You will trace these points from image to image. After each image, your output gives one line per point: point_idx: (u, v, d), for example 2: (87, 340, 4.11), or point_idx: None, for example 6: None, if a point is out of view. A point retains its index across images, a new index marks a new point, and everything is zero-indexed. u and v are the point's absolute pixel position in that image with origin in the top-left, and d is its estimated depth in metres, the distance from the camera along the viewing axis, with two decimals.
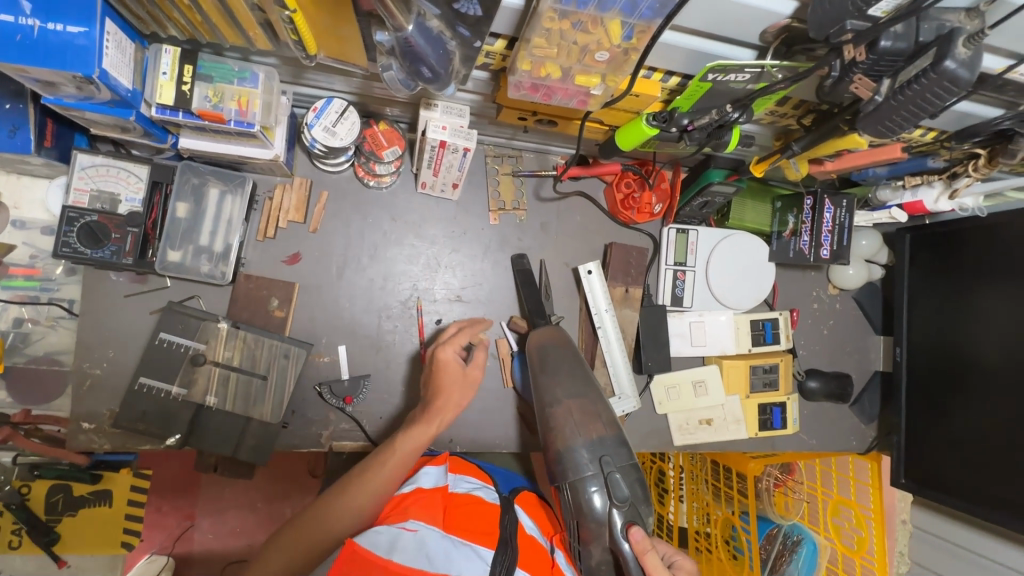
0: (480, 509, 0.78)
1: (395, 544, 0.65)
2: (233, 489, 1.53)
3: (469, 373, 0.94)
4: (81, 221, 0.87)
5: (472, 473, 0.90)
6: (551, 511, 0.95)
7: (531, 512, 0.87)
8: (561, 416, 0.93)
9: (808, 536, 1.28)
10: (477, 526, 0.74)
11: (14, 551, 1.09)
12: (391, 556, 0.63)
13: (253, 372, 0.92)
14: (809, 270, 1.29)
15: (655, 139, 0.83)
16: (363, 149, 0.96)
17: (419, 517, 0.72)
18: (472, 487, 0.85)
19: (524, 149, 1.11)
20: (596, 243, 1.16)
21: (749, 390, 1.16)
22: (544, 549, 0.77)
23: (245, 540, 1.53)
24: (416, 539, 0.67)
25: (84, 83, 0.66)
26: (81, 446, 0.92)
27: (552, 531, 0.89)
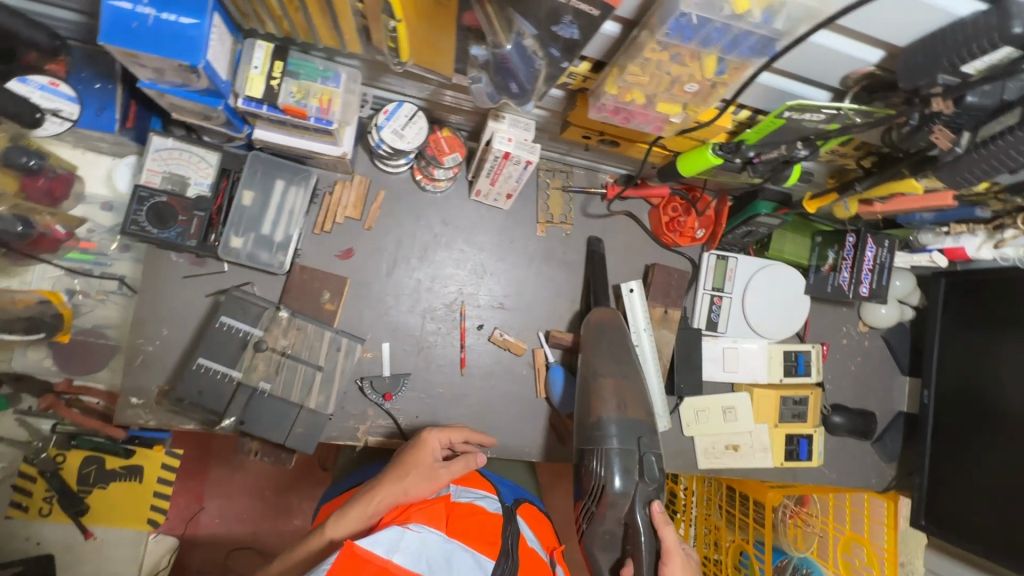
0: (483, 516, 0.75)
1: (399, 543, 0.63)
2: (244, 475, 1.54)
3: (438, 467, 0.83)
4: (151, 201, 0.90)
5: (478, 485, 0.88)
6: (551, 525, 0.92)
7: (532, 525, 0.84)
8: (604, 389, 0.94)
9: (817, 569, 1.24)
10: (482, 533, 0.71)
11: (43, 518, 1.08)
12: (393, 557, 0.60)
13: (311, 362, 0.91)
14: (841, 306, 1.30)
15: (716, 168, 0.85)
16: (424, 153, 0.99)
17: (423, 518, 0.69)
18: (475, 497, 0.81)
19: (575, 165, 1.14)
20: (637, 263, 1.18)
21: (778, 420, 1.16)
22: (544, 563, 0.74)
23: (251, 526, 1.53)
24: (423, 541, 0.64)
25: (187, 72, 0.69)
26: (127, 420, 0.93)
27: (552, 546, 0.85)
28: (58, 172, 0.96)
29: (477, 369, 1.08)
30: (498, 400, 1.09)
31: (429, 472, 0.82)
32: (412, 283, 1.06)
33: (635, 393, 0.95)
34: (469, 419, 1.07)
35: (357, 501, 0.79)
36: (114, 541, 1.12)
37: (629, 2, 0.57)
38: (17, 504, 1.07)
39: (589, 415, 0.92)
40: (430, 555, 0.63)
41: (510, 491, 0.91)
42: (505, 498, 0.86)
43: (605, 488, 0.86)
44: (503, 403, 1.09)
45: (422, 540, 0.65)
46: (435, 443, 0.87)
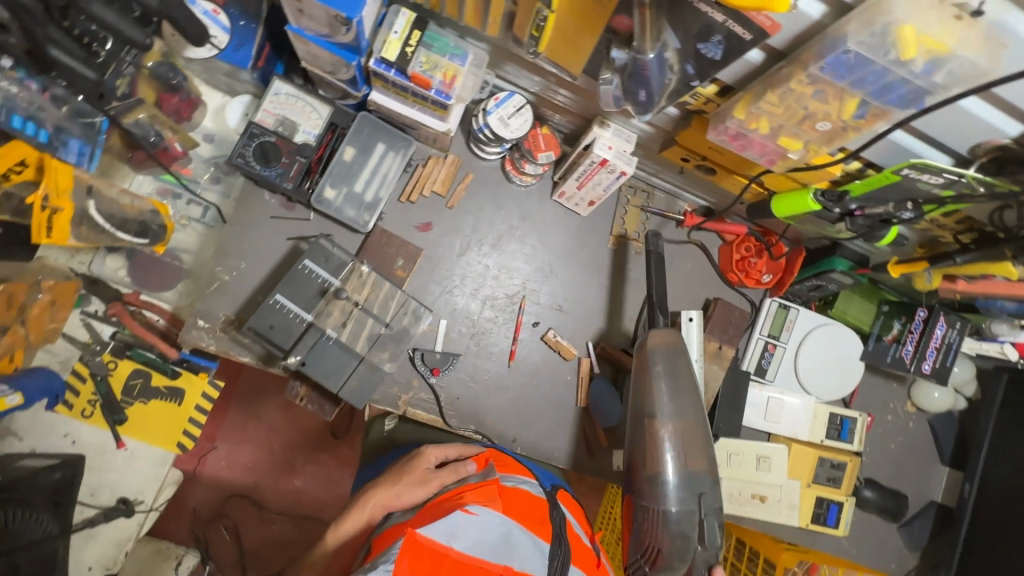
0: (531, 498, 0.74)
1: (458, 530, 0.63)
2: None
3: (430, 476, 0.81)
4: (260, 139, 0.94)
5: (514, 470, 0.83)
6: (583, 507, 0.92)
7: (572, 509, 0.83)
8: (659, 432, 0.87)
9: None
10: (531, 514, 0.71)
11: (83, 419, 1.10)
12: (453, 543, 0.61)
13: (380, 319, 0.91)
14: (892, 381, 1.28)
15: (810, 214, 0.86)
16: (521, 146, 1.01)
17: (478, 499, 0.69)
18: (519, 479, 0.79)
19: (657, 187, 1.15)
20: (698, 294, 1.18)
21: (811, 480, 1.15)
22: (588, 549, 0.74)
23: None
24: (482, 526, 0.65)
25: (340, 23, 0.75)
26: (190, 341, 0.96)
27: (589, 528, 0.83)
28: (190, 95, 1.00)
29: (524, 364, 1.09)
30: (538, 399, 1.09)
31: (415, 480, 0.81)
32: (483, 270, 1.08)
33: (699, 438, 0.87)
34: (507, 412, 1.08)
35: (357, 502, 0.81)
36: (143, 456, 1.14)
37: (785, 34, 0.58)
38: (64, 401, 1.10)
39: (645, 466, 0.85)
40: (487, 538, 0.64)
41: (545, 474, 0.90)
42: (544, 482, 0.85)
43: (660, 549, 0.84)
44: (543, 403, 1.10)
45: (481, 525, 0.65)
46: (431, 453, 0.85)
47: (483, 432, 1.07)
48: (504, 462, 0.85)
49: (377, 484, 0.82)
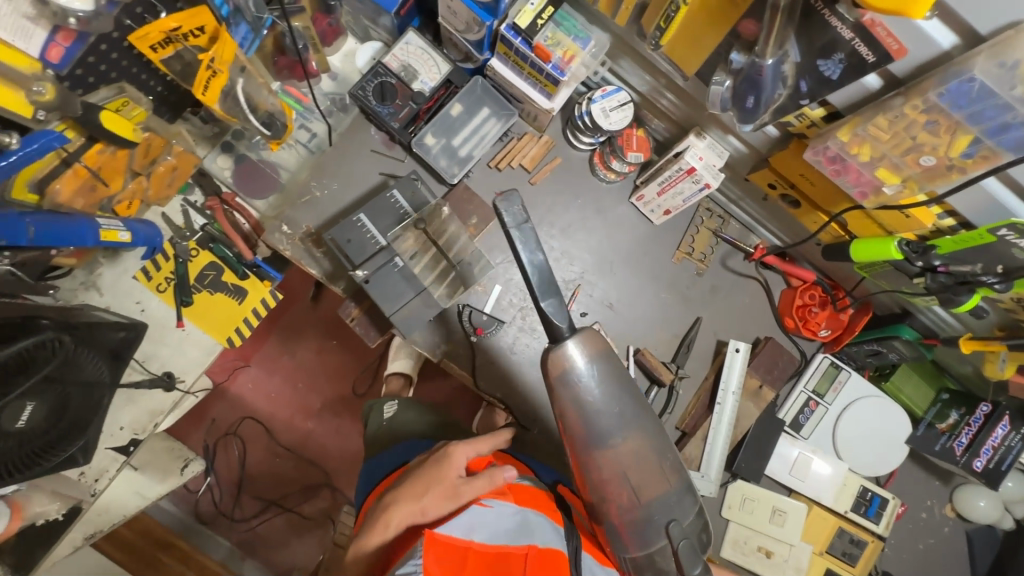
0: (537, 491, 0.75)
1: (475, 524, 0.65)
2: (291, 361, 1.73)
3: (457, 486, 0.72)
4: (382, 78, 1.02)
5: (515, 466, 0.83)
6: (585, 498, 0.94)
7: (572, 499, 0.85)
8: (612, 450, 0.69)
9: None
10: (541, 500, 0.72)
11: (156, 294, 1.19)
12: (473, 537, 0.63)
13: (444, 255, 1.00)
14: (934, 478, 1.20)
15: (889, 263, 0.84)
16: (614, 141, 1.05)
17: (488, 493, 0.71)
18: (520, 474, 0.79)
19: (734, 216, 1.15)
20: (751, 331, 1.16)
21: (824, 548, 1.09)
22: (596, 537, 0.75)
23: (272, 407, 1.72)
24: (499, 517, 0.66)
25: None
26: (270, 241, 1.03)
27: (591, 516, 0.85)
28: (337, 23, 1.05)
29: None
30: None
31: (444, 493, 0.72)
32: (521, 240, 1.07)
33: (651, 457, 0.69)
34: (534, 391, 1.10)
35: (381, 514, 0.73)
36: (195, 340, 1.22)
37: (909, 61, 0.60)
38: (145, 271, 1.19)
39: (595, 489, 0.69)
40: (504, 527, 0.65)
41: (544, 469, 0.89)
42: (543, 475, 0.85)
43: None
44: None
45: (495, 515, 0.67)
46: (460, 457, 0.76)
47: (507, 402, 1.09)
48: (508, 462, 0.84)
49: (404, 495, 0.74)
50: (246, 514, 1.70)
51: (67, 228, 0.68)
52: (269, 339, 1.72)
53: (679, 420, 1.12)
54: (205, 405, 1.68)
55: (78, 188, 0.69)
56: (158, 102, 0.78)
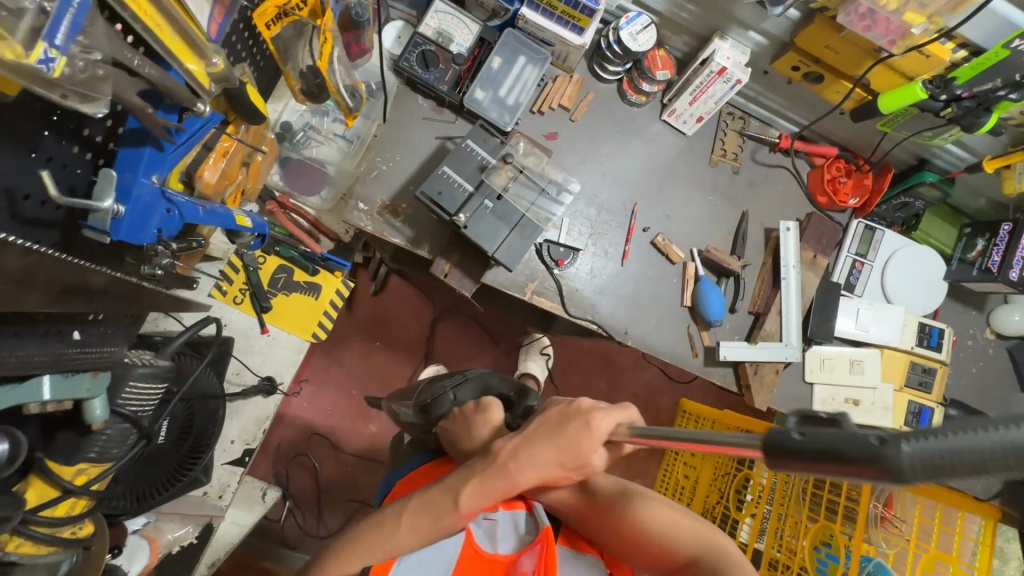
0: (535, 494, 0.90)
1: (496, 533, 0.78)
2: (340, 369, 1.78)
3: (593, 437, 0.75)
4: (422, 48, 1.09)
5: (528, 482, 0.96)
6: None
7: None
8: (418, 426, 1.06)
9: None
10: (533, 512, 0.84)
11: (234, 306, 1.21)
12: (498, 548, 0.76)
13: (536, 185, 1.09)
14: (971, 308, 1.35)
15: (914, 108, 0.97)
16: (640, 64, 1.15)
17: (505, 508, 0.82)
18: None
19: (753, 115, 1.26)
20: (792, 212, 1.27)
21: (903, 384, 1.22)
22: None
23: (331, 420, 1.76)
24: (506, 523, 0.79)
25: None
26: (351, 221, 1.08)
27: None
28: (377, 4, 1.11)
29: (636, 264, 1.19)
30: (647, 298, 1.19)
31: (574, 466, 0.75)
32: (538, 160, 1.10)
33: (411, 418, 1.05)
34: (618, 308, 1.18)
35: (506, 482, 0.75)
36: (282, 343, 1.25)
37: None
38: (219, 287, 1.19)
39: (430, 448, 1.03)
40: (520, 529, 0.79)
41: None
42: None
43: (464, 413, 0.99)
44: (652, 302, 1.19)
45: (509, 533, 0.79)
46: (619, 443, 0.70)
47: (599, 323, 1.17)
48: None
49: (527, 462, 0.75)
50: (331, 529, 1.73)
51: (219, 215, 0.74)
52: (315, 352, 1.78)
53: (751, 303, 1.23)
54: (264, 434, 1.70)
55: (221, 172, 0.73)
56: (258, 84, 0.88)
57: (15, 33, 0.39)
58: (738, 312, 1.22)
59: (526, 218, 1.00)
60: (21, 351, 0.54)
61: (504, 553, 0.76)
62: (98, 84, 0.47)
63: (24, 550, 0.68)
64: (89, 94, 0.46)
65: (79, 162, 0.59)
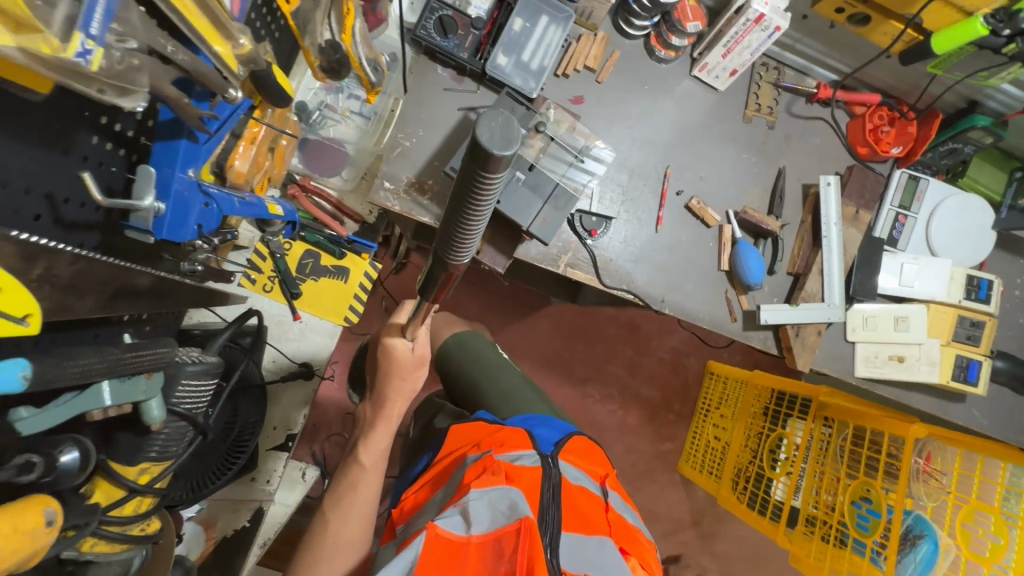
0: (527, 474, 0.84)
1: (469, 516, 0.75)
2: None
3: (417, 354, 0.96)
4: (439, 13, 1.04)
5: (514, 437, 0.96)
6: (598, 453, 1.07)
7: (577, 462, 0.97)
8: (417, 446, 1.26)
9: (931, 534, 1.41)
10: (525, 483, 0.83)
11: (265, 294, 1.20)
12: (471, 530, 0.73)
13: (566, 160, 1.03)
14: (1018, 257, 1.30)
15: (971, 46, 0.91)
16: (669, 17, 1.09)
17: (481, 484, 0.81)
18: (514, 453, 0.90)
19: (788, 65, 1.20)
20: (831, 167, 1.22)
21: (950, 338, 1.18)
22: (596, 497, 0.89)
23: None
24: (480, 506, 0.76)
25: None
26: (378, 201, 1.05)
27: (604, 475, 1.00)
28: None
29: (670, 230, 1.16)
30: (683, 264, 1.16)
31: (412, 393, 1.00)
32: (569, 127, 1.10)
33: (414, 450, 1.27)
34: (653, 275, 1.15)
35: (377, 425, 0.97)
36: (314, 328, 1.27)
37: None
38: (247, 277, 1.17)
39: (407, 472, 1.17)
40: (498, 508, 0.76)
41: (549, 432, 1.03)
42: (544, 447, 0.96)
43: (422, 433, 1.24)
44: (688, 267, 1.16)
45: (489, 506, 0.76)
46: (405, 349, 0.93)
47: (634, 292, 1.14)
48: (492, 437, 0.95)
49: (380, 404, 0.98)
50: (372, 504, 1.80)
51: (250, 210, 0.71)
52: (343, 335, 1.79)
53: (790, 264, 1.19)
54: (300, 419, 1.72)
55: (252, 159, 0.72)
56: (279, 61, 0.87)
57: (51, 25, 0.37)
58: (777, 274, 1.19)
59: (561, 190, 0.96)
60: (81, 360, 0.53)
61: (477, 535, 0.72)
62: (134, 75, 0.45)
63: (99, 549, 0.70)
64: (127, 88, 0.44)
65: (114, 159, 0.57)
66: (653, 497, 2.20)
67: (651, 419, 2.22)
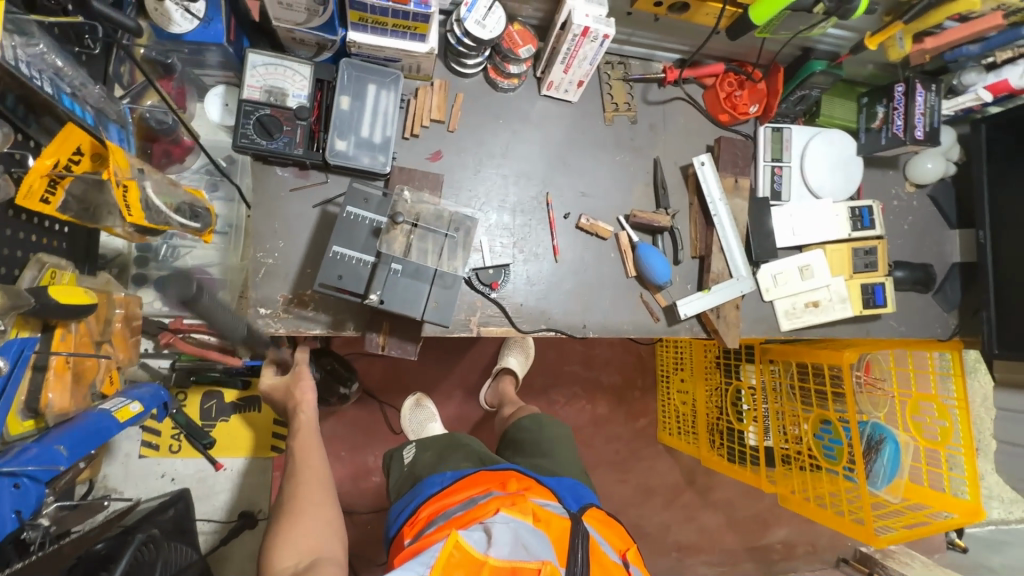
0: (557, 521, 0.88)
1: (491, 537, 0.81)
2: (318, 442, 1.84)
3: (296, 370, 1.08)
4: (256, 114, 0.93)
5: (544, 490, 0.98)
6: (619, 525, 1.00)
7: (600, 529, 0.93)
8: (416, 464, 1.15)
9: (889, 435, 1.51)
10: (552, 529, 0.86)
11: (174, 455, 1.11)
12: (491, 549, 0.79)
13: (441, 230, 0.92)
14: (888, 169, 1.37)
15: (787, 10, 0.92)
16: (500, 49, 1.03)
17: (512, 512, 0.86)
18: (542, 499, 0.94)
19: (631, 56, 1.18)
20: (700, 143, 1.23)
21: (852, 271, 1.24)
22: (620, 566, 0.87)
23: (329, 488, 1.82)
24: (504, 530, 0.82)
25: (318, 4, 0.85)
26: (259, 331, 0.96)
27: (625, 546, 0.95)
28: (182, 85, 0.98)
29: (570, 254, 1.13)
30: (595, 283, 1.14)
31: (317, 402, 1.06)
32: (433, 203, 0.96)
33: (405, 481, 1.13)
34: (568, 305, 1.13)
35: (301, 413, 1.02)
36: (242, 471, 1.15)
37: None
38: (148, 443, 1.10)
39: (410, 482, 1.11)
40: (519, 539, 0.81)
41: (577, 491, 1.03)
42: (570, 501, 0.97)
43: (409, 463, 1.16)
44: (599, 285, 1.15)
45: (511, 535, 0.81)
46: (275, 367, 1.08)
47: (554, 328, 1.11)
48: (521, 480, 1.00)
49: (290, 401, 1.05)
50: None
51: (84, 425, 0.75)
52: None
53: (691, 249, 1.20)
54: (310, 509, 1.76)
55: (67, 386, 0.74)
56: (71, 260, 0.85)
57: None
58: (683, 262, 1.19)
59: (447, 278, 0.90)
60: None
61: (493, 556, 0.78)
62: None
63: None
64: None
65: None
66: (647, 472, 2.23)
67: (620, 403, 2.25)
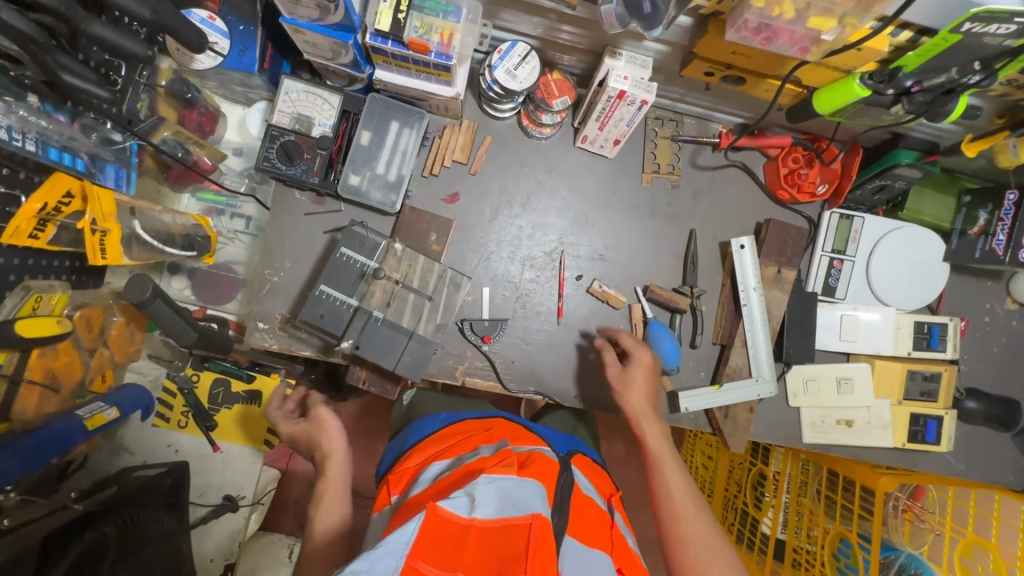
0: (542, 468, 0.69)
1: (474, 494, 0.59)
2: None
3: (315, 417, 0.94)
4: (281, 139, 0.95)
5: (525, 439, 0.80)
6: (605, 472, 0.90)
7: (587, 474, 0.82)
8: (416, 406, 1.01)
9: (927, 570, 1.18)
10: (542, 477, 0.67)
11: (181, 430, 1.22)
12: (476, 513, 0.57)
13: (422, 293, 0.92)
14: (985, 279, 1.15)
15: (858, 105, 0.78)
16: (534, 97, 0.97)
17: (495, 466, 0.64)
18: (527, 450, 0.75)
19: (686, 113, 1.08)
20: (748, 219, 1.10)
21: (902, 397, 1.08)
22: (600, 511, 0.72)
23: None
24: (489, 484, 0.61)
25: (339, 47, 0.84)
26: (255, 343, 1.01)
27: (610, 492, 0.85)
28: (209, 108, 1.04)
29: (574, 318, 1.07)
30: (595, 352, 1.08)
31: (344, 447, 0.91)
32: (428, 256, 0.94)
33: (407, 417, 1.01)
34: (563, 369, 1.07)
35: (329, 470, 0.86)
36: (236, 458, 1.25)
37: None
38: (161, 414, 1.21)
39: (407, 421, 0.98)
40: (509, 495, 0.60)
41: (554, 439, 0.87)
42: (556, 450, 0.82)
43: (405, 402, 1.02)
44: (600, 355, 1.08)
45: (500, 488, 0.60)
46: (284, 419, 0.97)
47: (543, 392, 1.06)
48: (506, 430, 0.82)
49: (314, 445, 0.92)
50: None
51: (51, 434, 0.87)
52: None
53: (713, 335, 1.08)
54: None
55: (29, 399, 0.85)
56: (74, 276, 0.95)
57: None
58: (701, 347, 1.08)
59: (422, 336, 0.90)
60: None
61: (480, 518, 0.56)
62: None
63: None
64: None
65: None
66: None
67: None
